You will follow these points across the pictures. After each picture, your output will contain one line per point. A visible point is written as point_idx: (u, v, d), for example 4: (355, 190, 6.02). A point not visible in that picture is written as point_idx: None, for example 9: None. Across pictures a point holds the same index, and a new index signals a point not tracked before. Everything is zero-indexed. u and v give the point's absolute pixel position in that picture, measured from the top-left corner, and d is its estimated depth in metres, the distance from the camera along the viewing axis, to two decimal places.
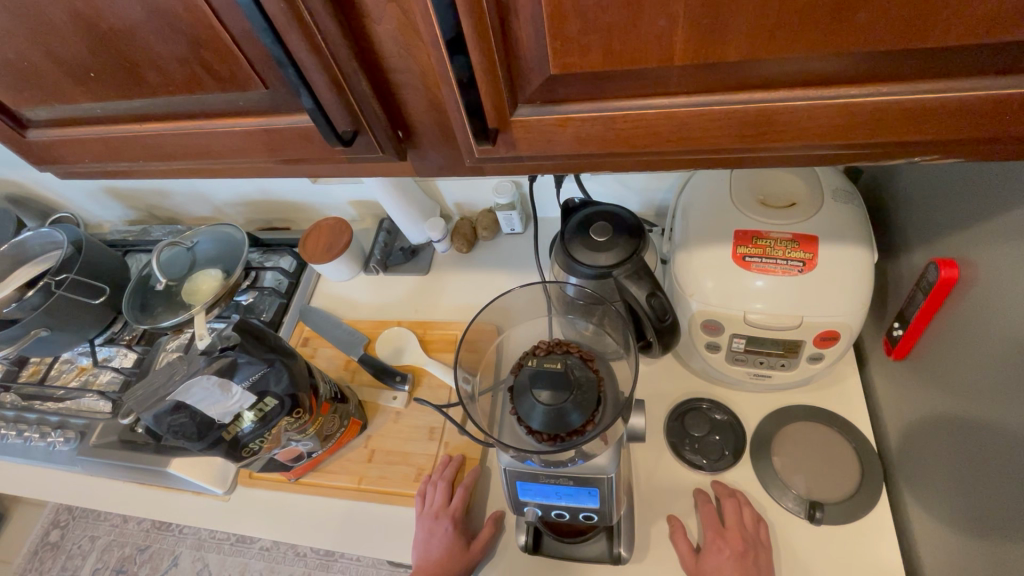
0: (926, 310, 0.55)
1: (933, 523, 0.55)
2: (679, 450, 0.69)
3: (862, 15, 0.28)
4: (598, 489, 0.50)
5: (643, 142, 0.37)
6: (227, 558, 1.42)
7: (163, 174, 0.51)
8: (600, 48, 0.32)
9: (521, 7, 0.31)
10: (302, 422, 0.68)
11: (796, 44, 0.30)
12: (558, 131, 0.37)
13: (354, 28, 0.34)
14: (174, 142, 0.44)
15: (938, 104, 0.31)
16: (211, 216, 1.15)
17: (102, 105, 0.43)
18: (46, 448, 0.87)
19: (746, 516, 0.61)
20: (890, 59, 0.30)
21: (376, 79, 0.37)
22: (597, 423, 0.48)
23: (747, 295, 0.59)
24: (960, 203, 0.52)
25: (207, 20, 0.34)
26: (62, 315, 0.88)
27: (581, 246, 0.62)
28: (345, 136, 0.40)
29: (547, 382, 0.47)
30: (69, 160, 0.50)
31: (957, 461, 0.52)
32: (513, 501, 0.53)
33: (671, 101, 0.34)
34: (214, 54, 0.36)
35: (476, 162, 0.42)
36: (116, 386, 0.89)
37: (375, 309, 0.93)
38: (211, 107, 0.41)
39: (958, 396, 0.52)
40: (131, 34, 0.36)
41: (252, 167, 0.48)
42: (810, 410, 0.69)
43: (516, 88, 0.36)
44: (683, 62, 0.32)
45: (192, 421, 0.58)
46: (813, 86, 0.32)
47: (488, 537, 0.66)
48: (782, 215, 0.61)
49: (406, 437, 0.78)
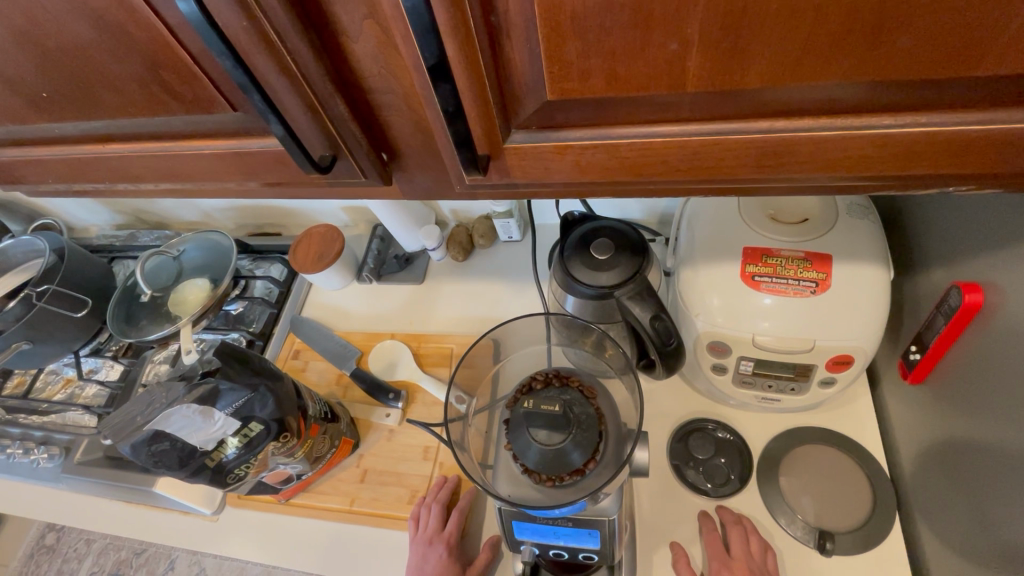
0: (946, 335, 0.52)
1: (949, 558, 0.53)
2: (682, 472, 0.67)
3: (905, 39, 0.24)
4: (599, 530, 0.47)
5: (648, 170, 0.33)
6: (223, 562, 1.40)
7: (133, 195, 0.48)
8: (604, 72, 0.28)
9: (514, 27, 0.27)
10: (289, 445, 0.65)
11: (827, 69, 0.26)
12: (556, 159, 0.34)
13: (328, 45, 0.31)
14: (140, 164, 0.41)
15: (985, 135, 0.28)
16: (200, 221, 1.12)
17: (60, 125, 0.40)
18: (30, 465, 0.85)
19: (753, 546, 0.59)
20: (933, 87, 0.26)
21: (355, 101, 0.34)
22: (598, 461, 0.45)
23: (757, 316, 0.56)
24: (985, 223, 0.48)
25: (162, 38, 0.31)
26: (44, 328, 0.85)
27: (580, 265, 0.58)
28: (323, 162, 0.36)
29: (543, 421, 0.44)
30: (30, 180, 0.47)
31: (976, 496, 0.49)
32: (508, 539, 0.50)
33: (681, 129, 0.31)
34: (173, 74, 0.33)
35: (467, 188, 0.39)
36: (101, 400, 0.86)
37: (367, 320, 0.90)
38: (177, 128, 0.38)
39: (978, 428, 0.50)
40: (81, 52, 0.32)
41: (228, 188, 0.44)
42: (819, 432, 0.66)
43: (509, 112, 0.32)
44: (696, 88, 0.28)
45: (174, 449, 0.55)
46: (842, 114, 0.29)
47: (485, 563, 0.63)
48: (796, 231, 0.57)
49: (399, 456, 0.75)
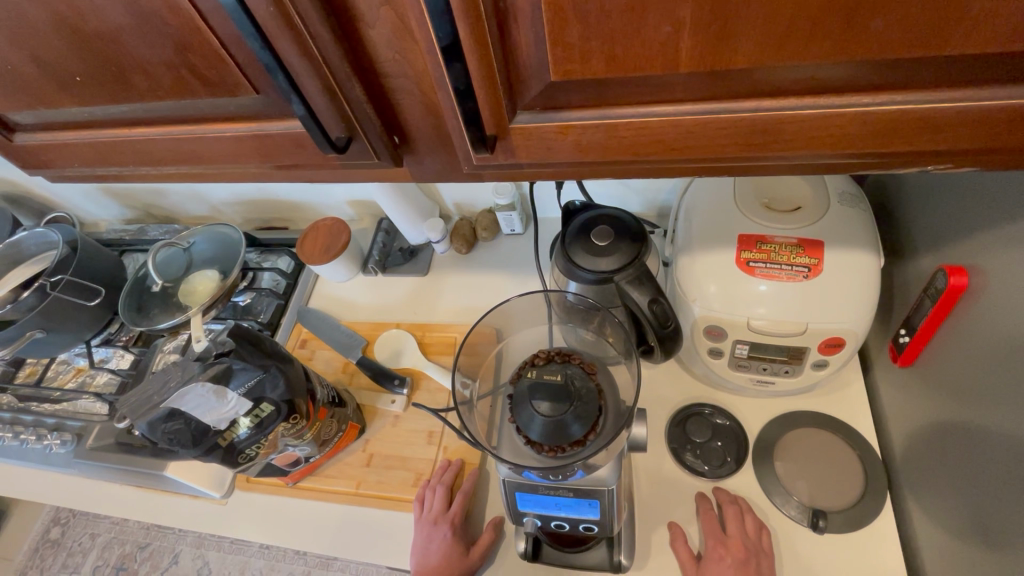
0: (934, 317, 0.54)
1: (937, 533, 0.55)
2: (680, 454, 0.68)
3: (877, 22, 0.27)
4: (598, 501, 0.49)
5: (644, 150, 0.36)
6: (227, 557, 1.42)
7: (154, 178, 0.50)
8: (603, 55, 0.31)
9: (520, 12, 0.30)
10: (299, 427, 0.67)
11: (807, 51, 0.29)
12: (559, 138, 0.36)
13: (347, 30, 0.33)
14: (165, 147, 0.43)
15: (957, 112, 0.30)
16: (209, 216, 1.14)
17: (89, 109, 0.42)
18: (43, 450, 0.86)
19: (748, 524, 0.61)
20: (905, 66, 0.29)
21: (370, 84, 0.36)
22: (598, 433, 0.47)
23: (751, 300, 0.58)
24: (970, 208, 0.50)
25: (193, 23, 0.33)
26: (57, 316, 0.87)
27: (581, 251, 0.60)
28: (339, 142, 0.38)
29: (546, 394, 0.46)
30: (57, 164, 0.50)
31: (961, 471, 0.51)
32: (512, 511, 0.52)
33: (675, 109, 0.33)
34: (201, 58, 0.35)
35: (474, 169, 0.41)
36: (112, 388, 0.88)
37: (373, 310, 0.92)
38: (202, 111, 0.40)
39: (964, 404, 0.52)
40: (115, 37, 0.35)
41: (246, 171, 0.47)
42: (813, 416, 0.68)
43: (515, 94, 0.34)
44: (688, 69, 0.31)
45: (188, 427, 0.57)
46: (823, 94, 0.31)
47: (488, 542, 0.65)
48: (788, 218, 0.59)
49: (404, 441, 0.77)
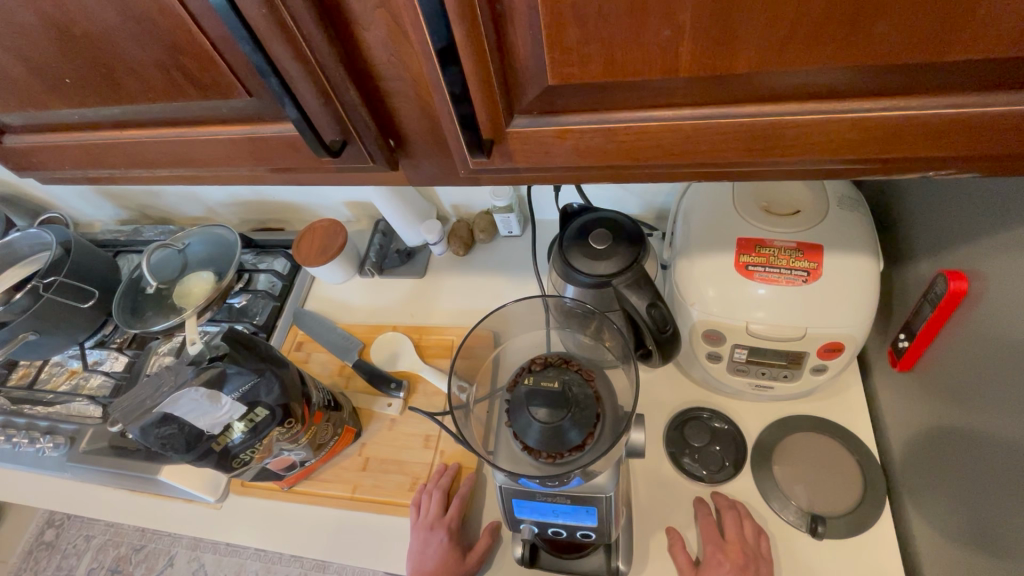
0: (932, 323, 0.54)
1: (935, 539, 0.54)
2: (679, 459, 0.68)
3: (881, 27, 0.26)
4: (596, 507, 0.49)
5: (643, 155, 0.35)
6: (222, 559, 1.41)
7: (145, 181, 0.50)
8: (602, 58, 0.30)
9: (517, 15, 0.29)
10: (294, 431, 0.66)
11: (808, 55, 0.28)
12: (557, 143, 0.35)
13: (342, 34, 0.32)
14: (156, 149, 0.43)
15: (960, 119, 0.29)
16: (204, 216, 1.13)
17: (80, 111, 0.42)
18: (35, 453, 0.86)
19: (747, 529, 0.60)
20: (909, 71, 0.28)
21: (365, 88, 0.36)
22: (597, 438, 0.47)
23: (750, 304, 0.58)
24: (968, 214, 0.50)
25: (183, 25, 0.32)
26: (51, 318, 0.86)
27: (580, 254, 0.60)
28: (334, 145, 0.38)
29: (544, 400, 0.46)
30: (48, 166, 0.49)
31: (960, 477, 0.51)
32: (509, 518, 0.52)
33: (675, 113, 0.33)
34: (192, 60, 0.35)
35: (471, 173, 0.41)
36: (106, 390, 0.87)
37: (369, 312, 0.92)
38: (194, 113, 0.39)
39: (963, 409, 0.51)
40: (106, 39, 0.34)
41: (240, 174, 0.46)
42: (812, 421, 0.68)
43: (513, 97, 0.34)
44: (688, 74, 0.30)
45: (181, 432, 0.55)
46: (826, 99, 0.31)
47: (485, 547, 0.64)
48: (788, 223, 0.59)
49: (401, 444, 0.77)
